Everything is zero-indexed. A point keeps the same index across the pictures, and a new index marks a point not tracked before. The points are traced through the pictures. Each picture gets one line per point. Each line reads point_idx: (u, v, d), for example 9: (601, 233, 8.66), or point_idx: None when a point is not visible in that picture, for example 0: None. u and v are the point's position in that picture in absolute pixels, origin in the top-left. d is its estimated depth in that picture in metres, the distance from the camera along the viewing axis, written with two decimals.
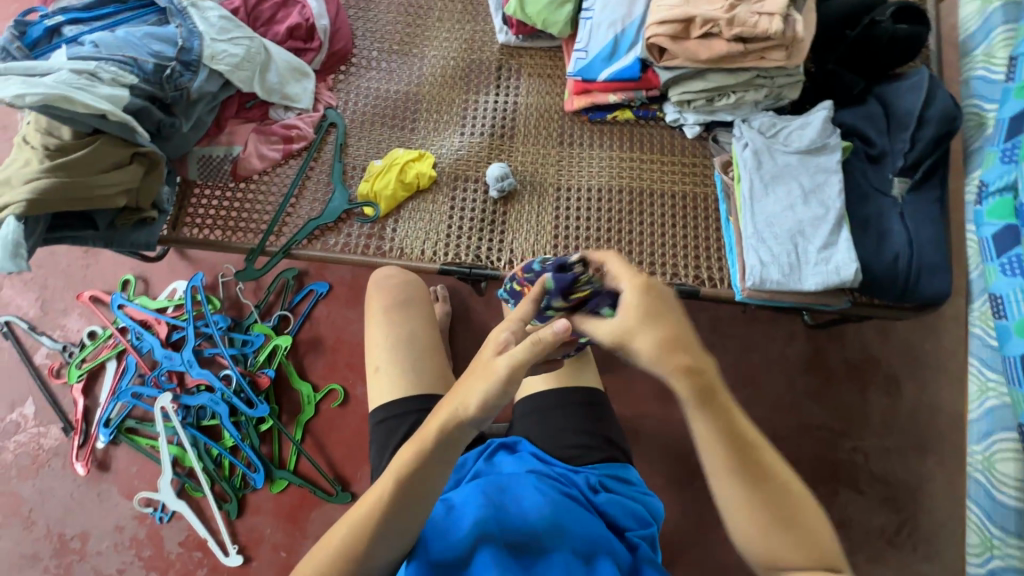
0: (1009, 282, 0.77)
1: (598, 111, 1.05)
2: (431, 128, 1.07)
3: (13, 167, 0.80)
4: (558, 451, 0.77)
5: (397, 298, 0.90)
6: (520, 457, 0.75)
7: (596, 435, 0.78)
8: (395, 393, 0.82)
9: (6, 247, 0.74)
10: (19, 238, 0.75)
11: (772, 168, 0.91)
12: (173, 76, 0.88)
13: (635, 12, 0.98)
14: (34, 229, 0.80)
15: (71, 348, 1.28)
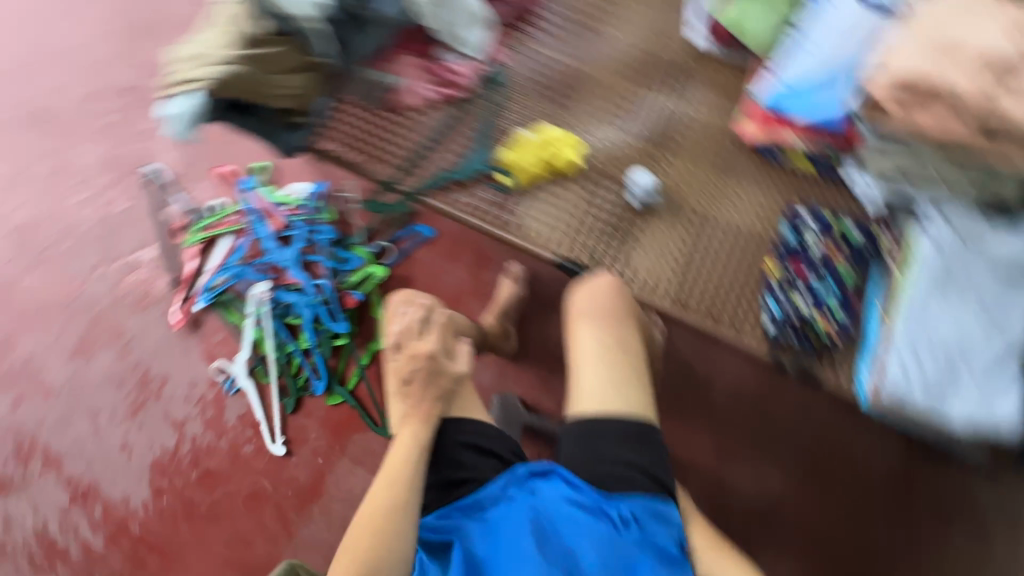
0: None
1: (772, 148, 0.96)
2: (589, 113, 1.01)
3: (208, 44, 0.86)
4: (595, 478, 0.71)
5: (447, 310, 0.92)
6: (555, 485, 0.70)
7: (637, 467, 0.71)
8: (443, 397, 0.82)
9: (186, 118, 0.84)
10: (199, 112, 0.85)
11: (956, 274, 0.80)
12: None
13: (854, 54, 0.89)
14: (212, 104, 0.86)
15: (197, 213, 1.38)
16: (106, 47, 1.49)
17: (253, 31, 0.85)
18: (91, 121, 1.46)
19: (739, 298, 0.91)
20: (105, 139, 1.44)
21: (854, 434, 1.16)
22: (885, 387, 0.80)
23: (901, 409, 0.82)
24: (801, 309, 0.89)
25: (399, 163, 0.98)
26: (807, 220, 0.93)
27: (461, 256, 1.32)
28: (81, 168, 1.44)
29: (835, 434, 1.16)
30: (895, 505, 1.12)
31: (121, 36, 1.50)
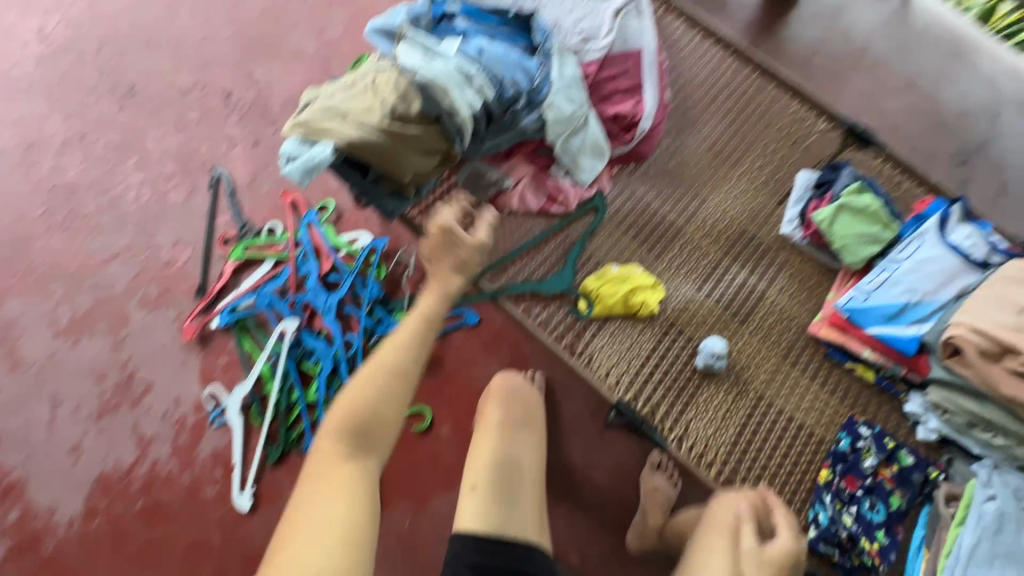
0: None
1: (841, 352, 0.97)
2: (675, 266, 1.04)
3: (355, 104, 0.85)
4: None
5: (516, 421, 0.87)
6: None
7: None
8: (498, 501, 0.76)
9: (308, 166, 0.81)
10: (322, 165, 0.82)
11: (1012, 545, 0.78)
12: (516, 108, 0.93)
13: (940, 294, 0.93)
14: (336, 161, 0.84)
15: (248, 230, 1.34)
16: (216, 45, 1.51)
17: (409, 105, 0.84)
18: (176, 109, 1.45)
19: (783, 494, 0.90)
20: (184, 131, 1.43)
21: None
22: None
23: None
24: (849, 529, 0.85)
25: (486, 262, 1.00)
26: (864, 433, 0.92)
27: None
28: (149, 150, 1.41)
29: None
30: None
31: (235, 39, 1.51)
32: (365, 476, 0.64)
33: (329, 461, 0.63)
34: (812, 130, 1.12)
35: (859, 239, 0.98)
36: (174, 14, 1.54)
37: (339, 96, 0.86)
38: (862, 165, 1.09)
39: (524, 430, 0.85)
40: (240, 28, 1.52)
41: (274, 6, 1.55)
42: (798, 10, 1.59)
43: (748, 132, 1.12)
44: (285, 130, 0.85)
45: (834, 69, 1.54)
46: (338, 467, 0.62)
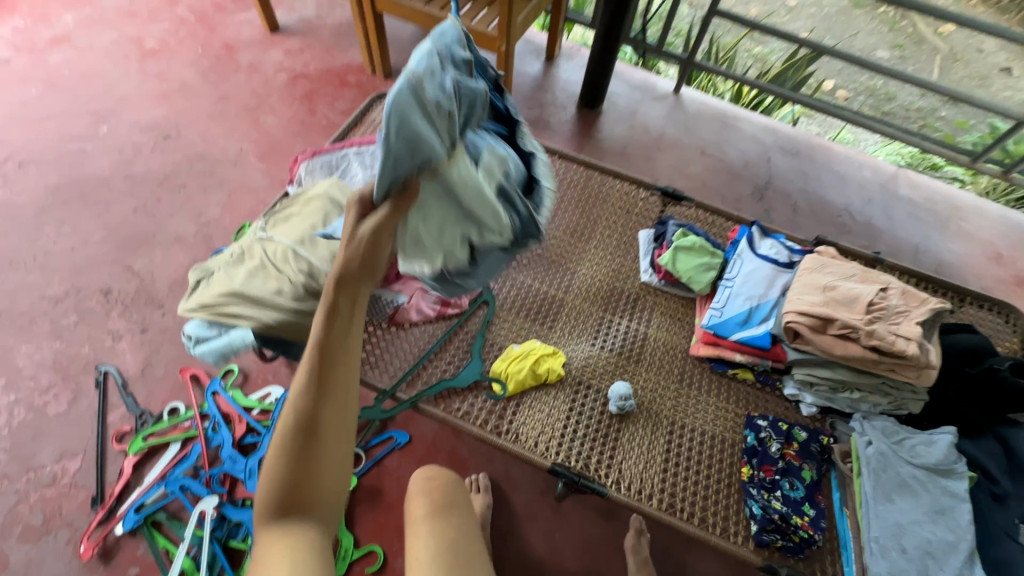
0: None
1: (721, 363, 1.13)
2: (567, 331, 1.17)
3: (268, 291, 1.08)
4: None
5: (440, 504, 0.91)
6: None
7: None
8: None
9: (223, 354, 1.05)
10: (235, 349, 1.06)
11: (898, 475, 0.92)
12: None
13: (771, 293, 1.14)
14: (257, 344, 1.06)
15: (146, 418, 1.27)
16: (89, 249, 1.53)
17: (275, 289, 1.07)
18: (49, 319, 1.41)
19: (717, 506, 0.97)
20: (60, 338, 1.38)
21: None
22: None
23: None
24: (779, 511, 0.93)
25: (399, 374, 1.05)
26: (764, 424, 1.05)
27: (437, 463, 1.28)
28: (20, 366, 1.34)
29: None
30: None
31: (108, 239, 1.55)
32: (317, 538, 0.58)
33: (274, 546, 0.56)
34: (639, 198, 1.38)
35: (698, 268, 1.19)
36: (39, 231, 1.56)
37: (220, 280, 1.12)
38: (682, 216, 1.34)
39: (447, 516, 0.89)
40: (113, 228, 1.57)
41: (147, 203, 1.63)
42: (604, 117, 2.01)
43: (591, 211, 1.36)
44: (181, 308, 1.11)
45: (644, 153, 1.93)
46: (293, 545, 0.56)
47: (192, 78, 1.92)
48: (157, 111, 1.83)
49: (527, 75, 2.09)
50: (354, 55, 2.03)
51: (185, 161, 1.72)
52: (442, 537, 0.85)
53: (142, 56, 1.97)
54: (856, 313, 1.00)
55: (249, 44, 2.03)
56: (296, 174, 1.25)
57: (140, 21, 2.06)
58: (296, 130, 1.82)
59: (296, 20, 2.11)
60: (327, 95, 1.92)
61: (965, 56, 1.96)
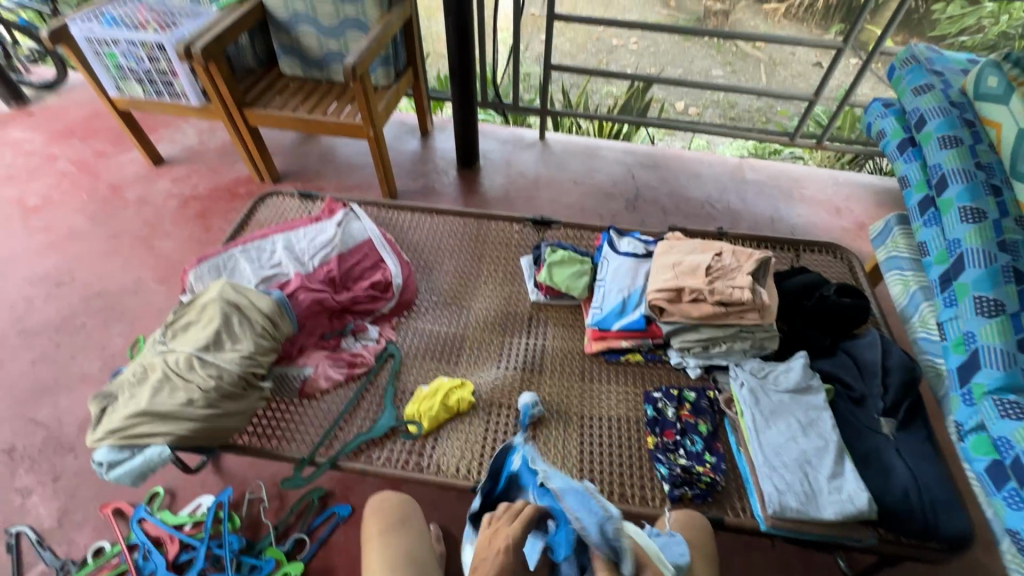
0: (1019, 516, 0.84)
1: (613, 353, 1.25)
2: (473, 361, 1.26)
3: (170, 400, 1.01)
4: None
5: (393, 520, 0.92)
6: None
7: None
8: None
9: (137, 473, 0.97)
10: (148, 467, 0.97)
11: (770, 403, 1.06)
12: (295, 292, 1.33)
13: (637, 282, 1.28)
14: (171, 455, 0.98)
15: (69, 567, 1.21)
16: None
17: (184, 398, 1.01)
18: None
19: (636, 478, 1.05)
20: None
21: None
22: (773, 506, 0.92)
23: (797, 529, 0.92)
24: (683, 465, 1.04)
25: (316, 439, 1.10)
26: (658, 396, 1.16)
27: None
28: None
29: None
30: None
31: (6, 397, 1.51)
32: None
33: None
34: (515, 231, 1.53)
35: (572, 276, 1.33)
36: None
37: (125, 403, 1.03)
38: (555, 236, 1.51)
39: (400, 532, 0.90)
40: (10, 385, 1.53)
41: (45, 351, 1.61)
42: (483, 173, 2.22)
43: (475, 252, 1.49)
44: (86, 441, 1.01)
45: (525, 195, 2.14)
46: None
47: (80, 224, 1.96)
48: (46, 262, 1.84)
49: (406, 152, 2.29)
50: (240, 169, 2.16)
51: (82, 302, 1.73)
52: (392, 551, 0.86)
53: (24, 214, 1.99)
54: (699, 278, 1.17)
55: (134, 180, 2.11)
56: (186, 284, 1.29)
57: (19, 183, 2.10)
58: (193, 248, 1.88)
59: (179, 150, 2.23)
60: (219, 210, 2.01)
61: (782, 59, 2.33)
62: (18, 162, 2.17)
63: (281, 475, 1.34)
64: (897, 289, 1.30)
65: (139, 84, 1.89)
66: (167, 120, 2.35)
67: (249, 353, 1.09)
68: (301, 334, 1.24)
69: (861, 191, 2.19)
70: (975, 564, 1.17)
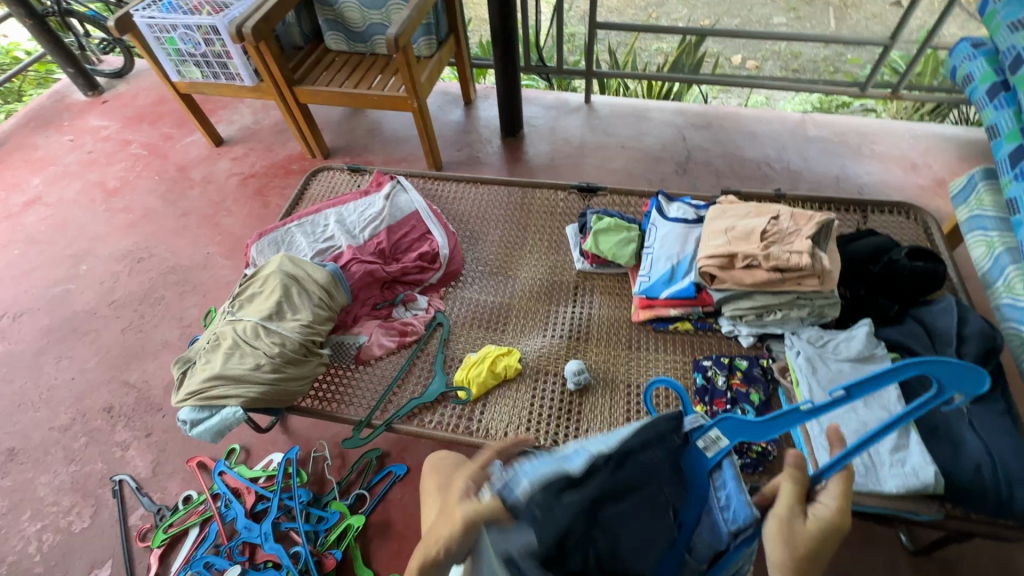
0: None
1: (661, 322, 1.23)
2: (519, 330, 1.28)
3: (241, 366, 1.09)
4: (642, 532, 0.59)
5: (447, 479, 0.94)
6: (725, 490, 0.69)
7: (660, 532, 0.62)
8: None
9: (216, 431, 1.06)
10: (225, 425, 1.06)
11: (829, 373, 1.01)
12: None
13: (687, 249, 1.24)
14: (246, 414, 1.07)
15: (164, 511, 1.36)
16: (87, 375, 1.65)
17: (252, 363, 1.09)
18: (61, 446, 1.52)
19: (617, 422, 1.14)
20: (73, 461, 1.48)
21: (866, 563, 1.12)
22: None
23: (854, 501, 0.89)
24: None
25: (372, 404, 1.16)
26: (708, 364, 1.14)
27: None
28: (42, 495, 1.44)
29: (845, 567, 1.11)
30: None
31: (102, 362, 1.68)
32: None
33: None
34: (559, 199, 1.52)
35: (618, 244, 1.30)
36: (40, 369, 1.69)
37: (202, 367, 1.12)
38: (602, 204, 1.48)
39: None
40: (105, 351, 1.70)
41: (132, 321, 1.77)
42: (527, 141, 2.19)
43: (520, 221, 1.49)
44: (171, 401, 1.11)
45: (570, 162, 2.10)
46: None
47: (153, 204, 2.11)
48: (127, 240, 2.01)
49: (450, 122, 2.28)
50: (293, 146, 2.23)
51: (160, 276, 1.88)
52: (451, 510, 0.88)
53: (106, 196, 2.16)
54: (754, 244, 1.12)
55: (199, 161, 2.24)
56: (248, 258, 1.37)
57: (99, 167, 2.27)
58: (253, 224, 1.98)
59: (237, 130, 2.33)
60: (276, 186, 2.10)
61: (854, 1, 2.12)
62: (97, 147, 2.35)
63: (341, 436, 1.43)
64: (980, 252, 1.19)
65: (198, 67, 1.98)
66: (225, 102, 2.45)
67: (308, 322, 1.16)
68: (355, 304, 1.29)
69: (942, 144, 1.99)
70: None
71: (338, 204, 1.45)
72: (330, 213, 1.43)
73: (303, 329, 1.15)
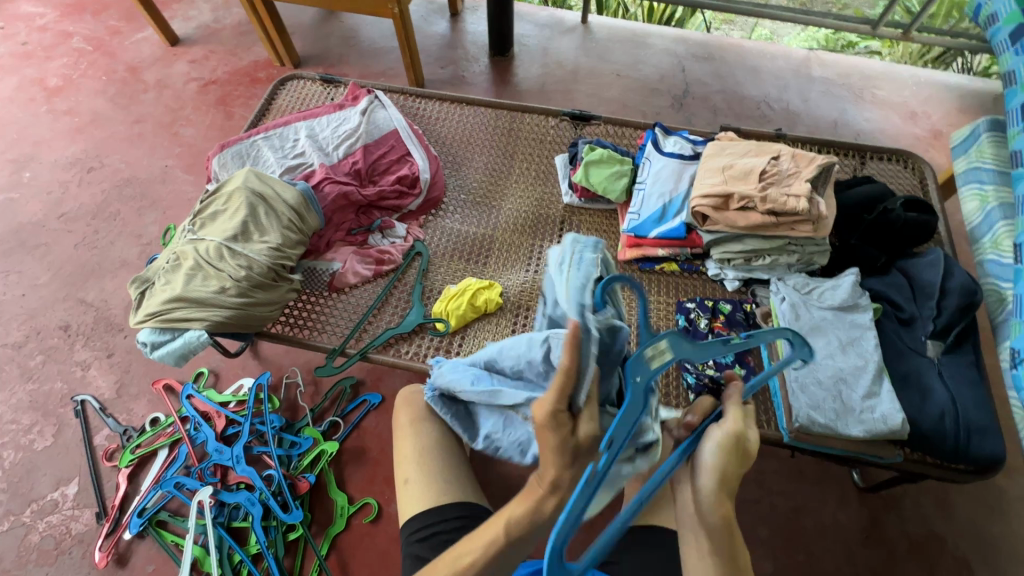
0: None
1: (648, 262, 1.20)
2: (502, 264, 1.23)
3: (205, 289, 1.02)
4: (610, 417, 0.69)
5: (422, 411, 0.92)
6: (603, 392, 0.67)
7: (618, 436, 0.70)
8: (424, 505, 0.81)
9: (180, 354, 1.01)
10: (189, 350, 1.01)
11: (811, 320, 1.01)
12: None
13: (681, 187, 1.18)
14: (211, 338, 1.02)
15: (131, 432, 1.34)
16: (39, 292, 1.55)
17: (216, 286, 1.03)
18: (16, 364, 1.45)
19: None
20: (31, 380, 1.42)
21: (819, 496, 1.18)
22: (800, 421, 0.91)
23: (821, 443, 0.92)
24: (710, 375, 1.03)
25: (346, 332, 1.12)
26: (691, 306, 1.12)
27: None
28: None
29: (799, 501, 1.18)
30: (880, 560, 1.13)
31: (55, 279, 1.57)
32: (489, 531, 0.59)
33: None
34: (550, 127, 1.42)
35: (610, 178, 1.24)
36: None
37: (162, 288, 1.05)
38: (594, 134, 1.39)
39: (432, 421, 0.91)
40: (58, 267, 1.59)
41: (86, 237, 1.65)
42: (517, 62, 2.03)
43: (507, 147, 1.40)
44: (129, 322, 1.04)
45: (563, 89, 1.96)
46: None
47: (102, 108, 1.91)
48: (75, 146, 1.83)
49: (434, 35, 2.09)
50: (258, 51, 2.02)
51: (114, 189, 1.73)
52: (425, 439, 0.88)
53: (47, 95, 1.94)
54: (751, 183, 1.07)
55: (152, 62, 2.01)
56: (210, 172, 1.26)
57: (37, 61, 2.02)
58: (216, 136, 1.82)
59: (195, 28, 2.09)
60: (241, 95, 1.92)
61: None
62: (33, 38, 2.08)
63: (314, 364, 1.41)
64: (972, 206, 1.18)
65: None
66: None
67: (277, 245, 1.08)
68: (329, 229, 1.22)
69: (945, 94, 1.93)
70: (992, 486, 1.18)
71: (309, 117, 1.32)
72: (300, 126, 1.31)
73: (272, 252, 1.07)
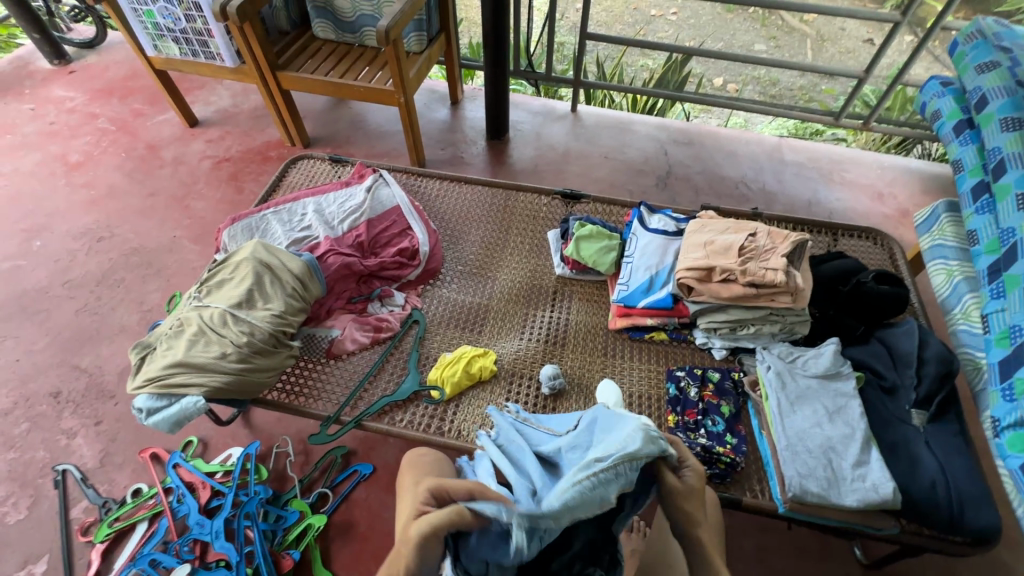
0: (1007, 408, 0.95)
1: (637, 331, 1.24)
2: (496, 332, 1.27)
3: (205, 356, 1.04)
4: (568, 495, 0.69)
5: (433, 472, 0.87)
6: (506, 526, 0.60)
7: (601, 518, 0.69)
8: None
9: (174, 420, 1.01)
10: (184, 416, 1.01)
11: (796, 389, 1.04)
12: None
13: (666, 260, 1.25)
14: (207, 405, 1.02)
15: (110, 505, 1.29)
16: (34, 357, 1.56)
17: (218, 352, 1.05)
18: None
19: None
20: (13, 448, 1.39)
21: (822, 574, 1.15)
22: (794, 489, 0.91)
23: (816, 513, 0.92)
24: (703, 444, 1.02)
25: (341, 399, 1.13)
26: (681, 374, 1.15)
27: None
28: None
29: None
30: None
31: (52, 344, 1.59)
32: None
33: None
34: (542, 204, 1.52)
35: (600, 251, 1.31)
36: None
37: (163, 353, 1.07)
38: (584, 212, 1.49)
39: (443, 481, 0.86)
40: (56, 333, 1.61)
41: (88, 303, 1.68)
42: (512, 145, 2.19)
43: (502, 222, 1.48)
44: (127, 387, 1.05)
45: (554, 169, 2.11)
46: None
47: (118, 182, 2.02)
48: (87, 217, 1.91)
49: (436, 120, 2.27)
50: (271, 133, 2.17)
51: (121, 258, 1.79)
52: None
53: (67, 170, 2.05)
54: (731, 258, 1.14)
55: (170, 140, 2.15)
56: (219, 243, 1.32)
57: (62, 140, 2.16)
58: (225, 209, 1.92)
59: (214, 111, 2.26)
60: (251, 172, 2.04)
61: (830, 35, 2.17)
62: (61, 119, 2.23)
63: (306, 433, 1.39)
64: (940, 279, 1.25)
65: (176, 44, 1.89)
66: (203, 82, 2.37)
67: (280, 313, 1.12)
68: (330, 297, 1.26)
69: (908, 177, 2.09)
70: (997, 562, 1.15)
71: (317, 194, 1.41)
72: (308, 202, 1.40)
73: (273, 318, 1.11)
